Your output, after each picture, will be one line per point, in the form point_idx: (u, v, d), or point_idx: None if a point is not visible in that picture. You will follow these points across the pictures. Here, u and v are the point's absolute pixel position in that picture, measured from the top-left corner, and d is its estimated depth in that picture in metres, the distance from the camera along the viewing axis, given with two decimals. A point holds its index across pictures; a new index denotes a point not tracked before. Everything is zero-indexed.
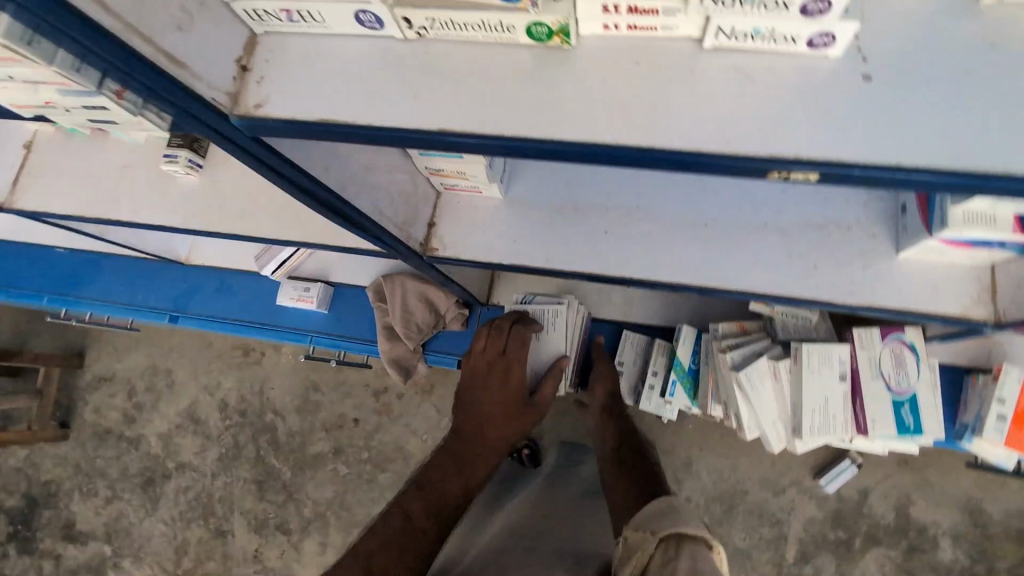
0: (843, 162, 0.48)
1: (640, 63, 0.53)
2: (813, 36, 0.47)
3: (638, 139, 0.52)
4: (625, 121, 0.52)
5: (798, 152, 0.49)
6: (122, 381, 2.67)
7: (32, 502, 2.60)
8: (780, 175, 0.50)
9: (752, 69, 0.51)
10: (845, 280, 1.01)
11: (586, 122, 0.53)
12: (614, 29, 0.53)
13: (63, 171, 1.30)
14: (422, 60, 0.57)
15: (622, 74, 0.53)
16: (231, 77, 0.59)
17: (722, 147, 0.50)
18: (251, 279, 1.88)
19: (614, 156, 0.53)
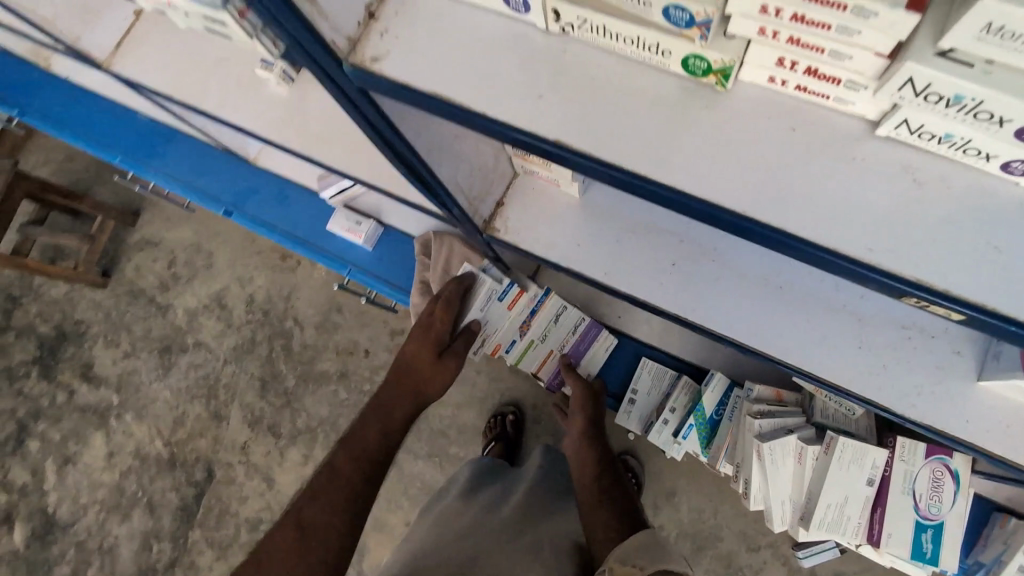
0: (994, 312, 0.43)
1: (796, 130, 0.47)
2: (1013, 161, 0.42)
3: (770, 216, 0.47)
4: (761, 192, 0.47)
5: (943, 285, 0.44)
6: (166, 250, 2.77)
7: (61, 335, 2.77)
8: (918, 303, 0.45)
9: (921, 174, 0.46)
10: (913, 390, 0.92)
11: (720, 180, 0.48)
12: (779, 83, 0.47)
13: (163, 46, 1.30)
14: (557, 59, 0.53)
15: (773, 137, 0.48)
16: (356, 22, 0.55)
17: (863, 254, 0.45)
18: (308, 197, 1.89)
19: (737, 226, 0.48)
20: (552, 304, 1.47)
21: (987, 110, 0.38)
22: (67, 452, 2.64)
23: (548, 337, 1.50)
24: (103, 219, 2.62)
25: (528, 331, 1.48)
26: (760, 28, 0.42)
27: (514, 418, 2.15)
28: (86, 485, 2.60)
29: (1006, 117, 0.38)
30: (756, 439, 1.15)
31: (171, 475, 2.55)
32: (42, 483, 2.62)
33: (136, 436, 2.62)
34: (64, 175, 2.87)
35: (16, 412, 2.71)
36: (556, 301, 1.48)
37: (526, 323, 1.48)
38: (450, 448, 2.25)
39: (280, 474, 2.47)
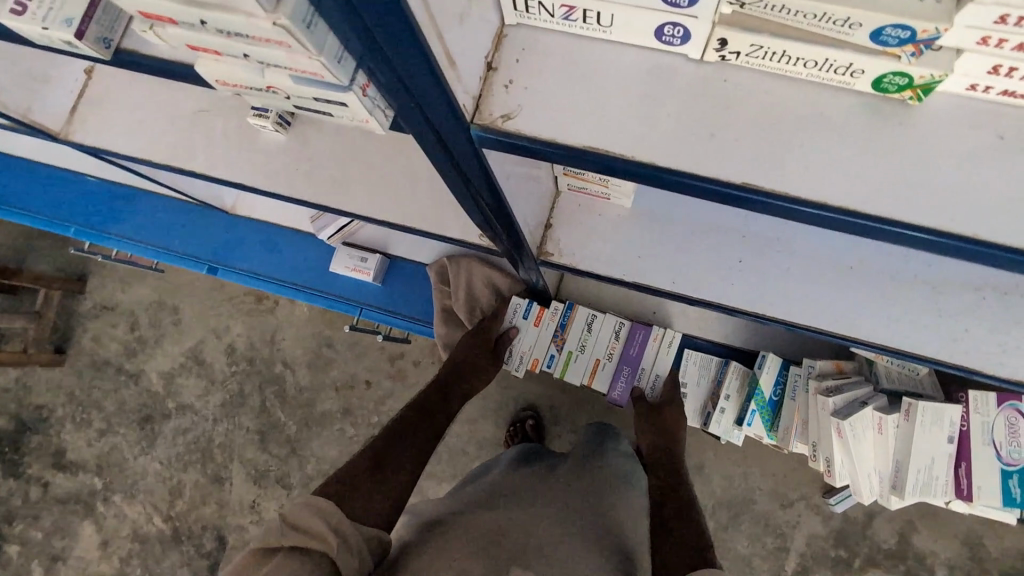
0: None
1: (1005, 137, 0.44)
2: None
3: (1002, 232, 0.43)
4: (987, 208, 0.43)
5: None
6: (125, 313, 2.54)
7: (22, 425, 2.50)
8: None
9: None
10: (999, 348, 0.92)
11: (938, 204, 0.44)
12: (981, 90, 0.43)
13: (128, 102, 1.16)
14: (718, 91, 0.46)
15: (982, 150, 0.44)
16: (477, 77, 0.47)
17: None
18: (296, 239, 1.75)
19: (957, 247, 0.44)
20: (580, 315, 1.50)
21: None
22: (54, 551, 2.40)
23: (587, 347, 1.50)
24: (48, 291, 2.37)
25: (564, 343, 1.50)
26: (983, 37, 0.38)
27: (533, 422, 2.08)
28: None
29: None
30: (833, 417, 1.15)
31: (179, 551, 2.35)
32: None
33: (130, 517, 2.40)
34: None
35: None
36: (583, 312, 1.50)
37: (559, 336, 1.51)
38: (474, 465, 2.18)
39: None
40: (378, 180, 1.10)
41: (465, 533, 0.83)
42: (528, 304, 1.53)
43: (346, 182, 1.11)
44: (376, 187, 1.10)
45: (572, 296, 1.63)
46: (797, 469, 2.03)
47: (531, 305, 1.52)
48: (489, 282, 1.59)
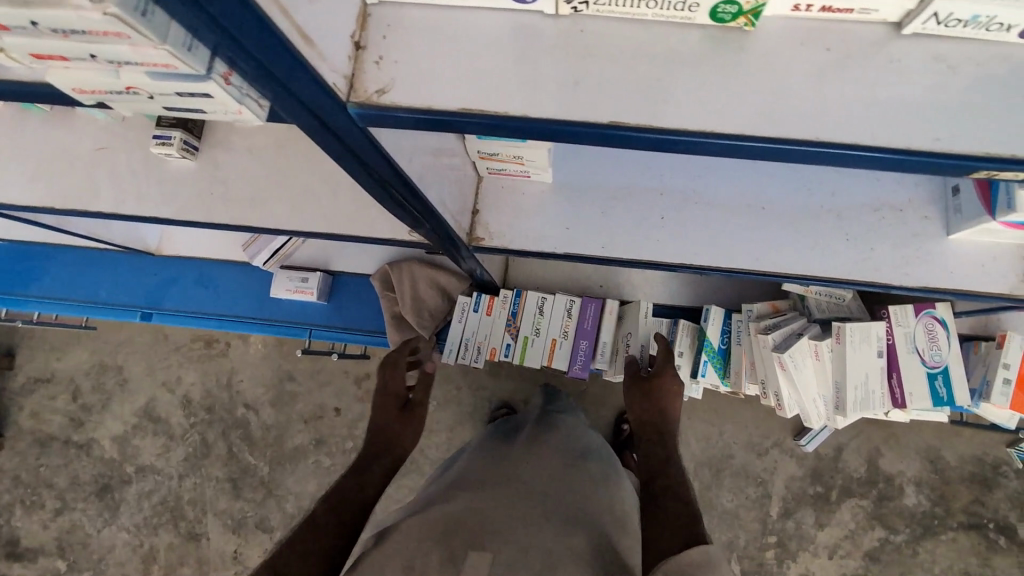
0: None
1: (832, 49, 0.47)
2: None
3: (853, 133, 0.46)
4: (836, 113, 0.46)
5: (1014, 151, 0.44)
6: (65, 382, 2.40)
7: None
8: (989, 174, 0.45)
9: (953, 59, 0.45)
10: (899, 260, 1.01)
11: (790, 117, 0.46)
12: (804, 10, 0.46)
13: (19, 151, 1.10)
14: (575, 41, 0.49)
15: (820, 62, 0.47)
16: (345, 57, 0.48)
17: (932, 144, 0.44)
18: (233, 272, 1.69)
19: (813, 154, 0.47)
20: (530, 299, 1.52)
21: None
22: None
23: (541, 330, 1.52)
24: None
25: (518, 330, 1.52)
26: None
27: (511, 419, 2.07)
28: None
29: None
30: (772, 352, 1.22)
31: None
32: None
33: None
34: None
35: None
36: (533, 296, 1.52)
37: (513, 324, 1.53)
38: None
39: None
40: (300, 193, 1.09)
41: (426, 527, 0.84)
42: (478, 297, 1.55)
43: (265, 200, 1.09)
44: (297, 200, 1.09)
45: (521, 283, 1.65)
46: (765, 418, 2.13)
47: (479, 298, 1.54)
48: (435, 284, 1.60)
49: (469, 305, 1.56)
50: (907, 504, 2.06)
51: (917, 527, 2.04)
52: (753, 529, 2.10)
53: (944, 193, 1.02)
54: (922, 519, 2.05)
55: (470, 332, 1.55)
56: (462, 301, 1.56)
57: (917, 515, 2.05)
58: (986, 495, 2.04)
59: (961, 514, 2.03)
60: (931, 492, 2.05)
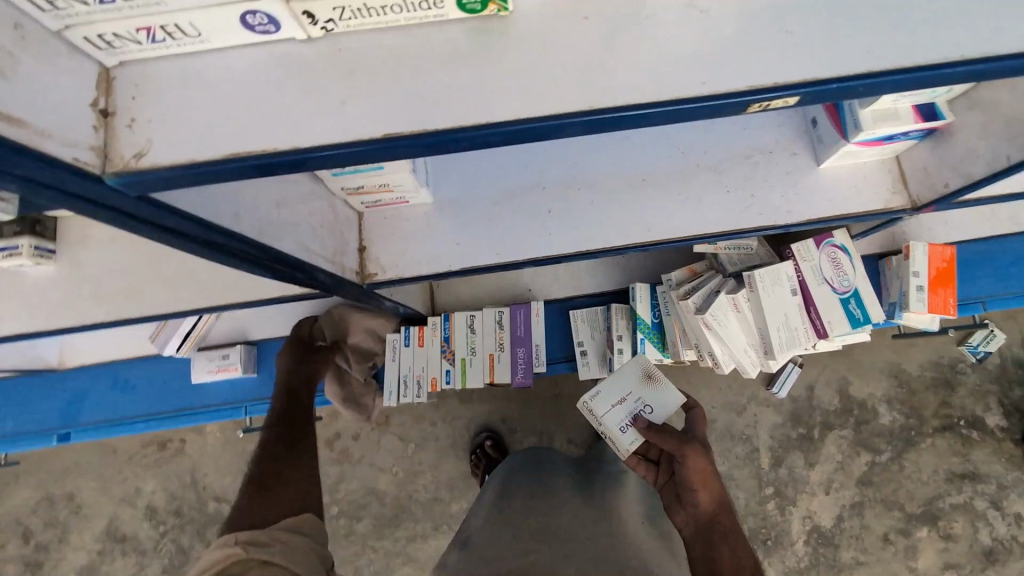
0: (821, 79, 0.46)
1: (589, 17, 0.49)
2: None
3: (610, 95, 0.48)
4: (593, 85, 0.48)
5: (776, 78, 0.47)
6: (11, 528, 2.20)
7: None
8: (761, 106, 0.48)
9: (705, 3, 0.49)
10: (780, 200, 1.04)
11: (552, 92, 0.48)
12: None
13: None
14: (335, 61, 0.49)
15: (570, 30, 0.49)
16: (91, 128, 0.45)
17: (697, 87, 0.47)
18: (148, 366, 1.59)
19: (592, 124, 0.49)
20: (460, 319, 1.48)
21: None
22: None
23: (478, 347, 1.48)
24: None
25: (454, 353, 1.47)
26: None
27: (492, 442, 2.01)
28: None
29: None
30: (697, 316, 1.22)
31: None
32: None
33: None
34: None
35: None
36: (461, 316, 1.49)
37: (448, 349, 1.49)
38: (452, 509, 2.08)
39: None
40: (178, 271, 1.02)
41: None
42: (407, 330, 1.50)
43: (144, 287, 1.02)
44: (178, 279, 1.03)
45: (451, 306, 1.60)
46: (736, 376, 2.14)
47: (408, 330, 1.50)
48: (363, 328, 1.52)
49: (399, 340, 1.51)
50: (884, 424, 2.11)
51: (898, 442, 2.09)
52: (751, 487, 2.10)
53: (804, 127, 1.05)
54: (901, 434, 2.10)
55: (406, 368, 1.49)
56: (390, 341, 1.50)
57: (895, 431, 2.10)
58: (951, 396, 2.11)
59: (933, 420, 2.09)
60: (902, 406, 2.11)
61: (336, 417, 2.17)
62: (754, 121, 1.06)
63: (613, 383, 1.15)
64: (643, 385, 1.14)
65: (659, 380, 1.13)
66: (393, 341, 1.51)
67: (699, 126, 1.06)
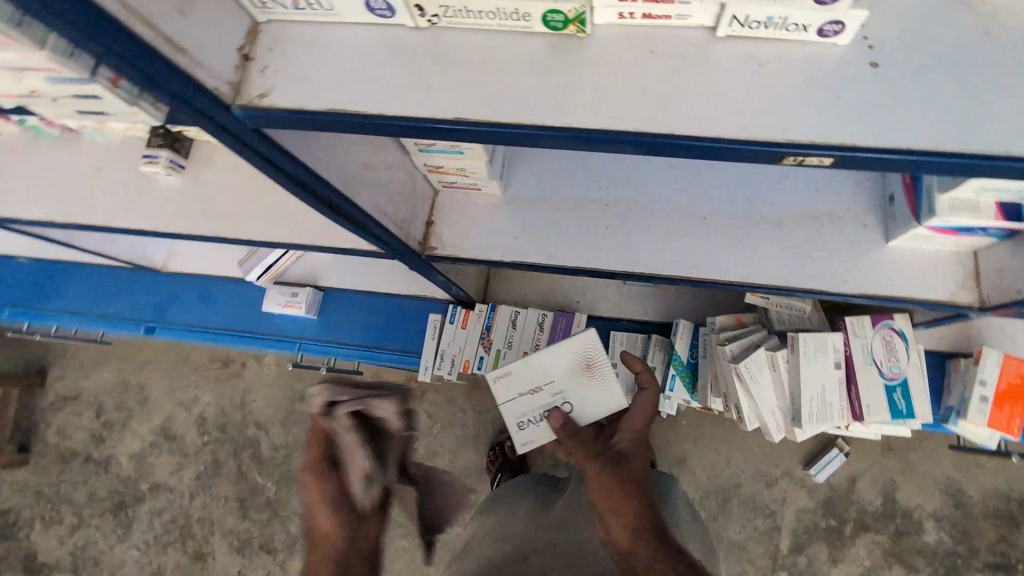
0: (855, 147, 0.50)
1: (655, 51, 0.54)
2: (824, 25, 0.49)
3: (657, 123, 0.53)
4: (647, 110, 0.53)
5: (812, 137, 0.51)
6: (89, 401, 2.38)
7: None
8: (796, 160, 0.52)
9: (764, 57, 0.53)
10: (840, 268, 1.01)
11: (608, 109, 0.54)
12: (628, 17, 0.54)
13: (30, 172, 1.22)
14: (432, 49, 0.57)
15: (636, 60, 0.54)
16: (232, 67, 0.57)
17: (737, 132, 0.51)
18: (233, 287, 1.80)
19: (635, 144, 0.54)
20: (503, 314, 1.51)
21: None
22: None
23: (514, 343, 1.51)
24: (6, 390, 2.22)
25: (490, 343, 1.52)
26: None
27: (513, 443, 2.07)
28: None
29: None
30: (730, 364, 1.21)
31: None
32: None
33: None
34: None
35: None
36: (505, 311, 1.52)
37: (486, 338, 1.53)
38: None
39: None
40: (273, 206, 1.17)
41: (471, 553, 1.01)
42: (452, 311, 1.56)
43: (244, 215, 1.17)
44: (272, 214, 1.17)
45: (501, 298, 1.64)
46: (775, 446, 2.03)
47: (455, 310, 1.55)
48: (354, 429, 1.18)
49: (446, 319, 1.58)
50: (927, 541, 1.93)
51: (937, 565, 1.91)
52: (762, 565, 1.98)
53: (882, 202, 1.03)
54: (943, 557, 1.92)
55: (445, 345, 1.56)
56: (434, 319, 1.59)
57: (939, 553, 1.92)
58: (1011, 533, 1.91)
59: (984, 553, 1.90)
60: (952, 528, 1.93)
61: (378, 380, 2.30)
62: (831, 184, 1.05)
63: (552, 360, 1.22)
64: (578, 375, 1.21)
65: (594, 376, 1.21)
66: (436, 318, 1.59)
67: (773, 180, 1.07)
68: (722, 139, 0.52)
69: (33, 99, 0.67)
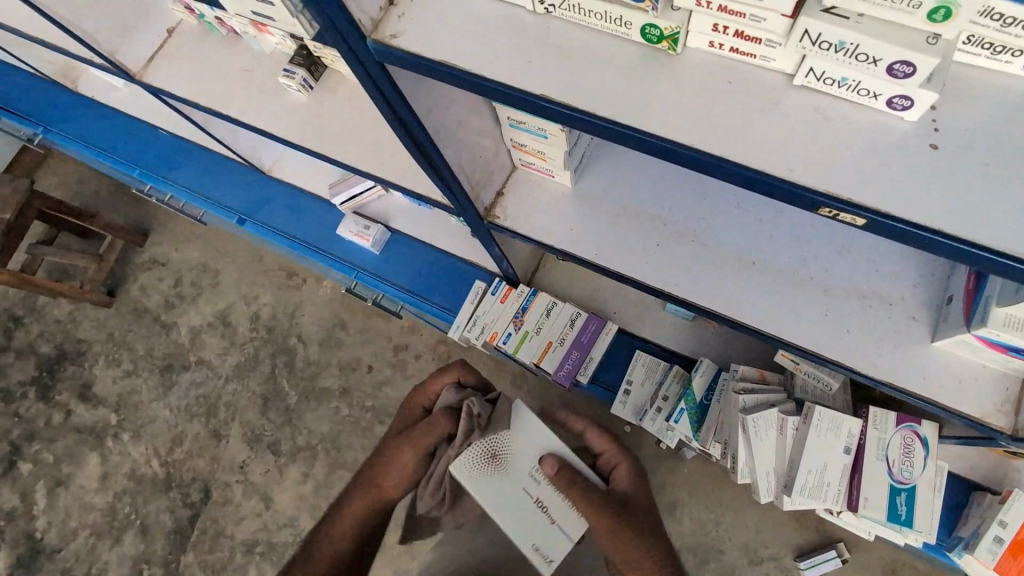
0: (887, 214, 0.54)
1: (732, 82, 0.60)
2: (893, 97, 0.53)
3: (715, 146, 0.58)
4: (710, 132, 0.59)
5: (849, 194, 0.54)
6: (173, 270, 2.67)
7: (62, 354, 2.62)
8: (829, 211, 0.56)
9: (830, 112, 0.57)
10: (877, 351, 1.00)
11: (674, 122, 0.60)
12: (718, 47, 0.60)
13: (191, 59, 1.42)
14: (542, 31, 0.66)
15: (713, 86, 0.60)
16: (378, 7, 0.68)
17: (784, 172, 0.56)
18: (319, 206, 1.98)
19: (689, 158, 0.59)
20: (541, 301, 1.57)
21: (864, 51, 0.51)
22: (59, 475, 2.48)
23: (543, 330, 1.56)
24: (112, 239, 2.50)
25: (522, 324, 1.57)
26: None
27: None
28: (78, 508, 2.44)
29: (878, 56, 0.51)
30: (740, 413, 1.22)
31: (166, 496, 2.41)
32: (32, 507, 2.46)
33: (132, 456, 2.47)
34: (76, 197, 2.78)
35: (8, 433, 2.54)
36: (544, 298, 1.57)
37: (519, 317, 1.58)
38: None
39: (278, 494, 2.36)
40: (372, 143, 1.31)
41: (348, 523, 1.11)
42: (496, 284, 1.62)
43: (348, 145, 1.32)
44: (370, 151, 1.31)
45: (543, 286, 1.70)
46: (770, 526, 1.97)
47: (499, 284, 1.62)
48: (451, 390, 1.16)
49: (488, 289, 1.65)
50: None
51: None
52: None
53: (940, 301, 1.00)
54: None
55: (480, 312, 1.64)
56: (478, 286, 1.65)
57: None
58: None
59: None
60: None
61: (414, 332, 2.43)
62: (891, 268, 1.04)
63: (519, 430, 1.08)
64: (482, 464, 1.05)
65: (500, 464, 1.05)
66: (478, 286, 1.65)
67: (832, 248, 1.08)
68: (769, 175, 0.57)
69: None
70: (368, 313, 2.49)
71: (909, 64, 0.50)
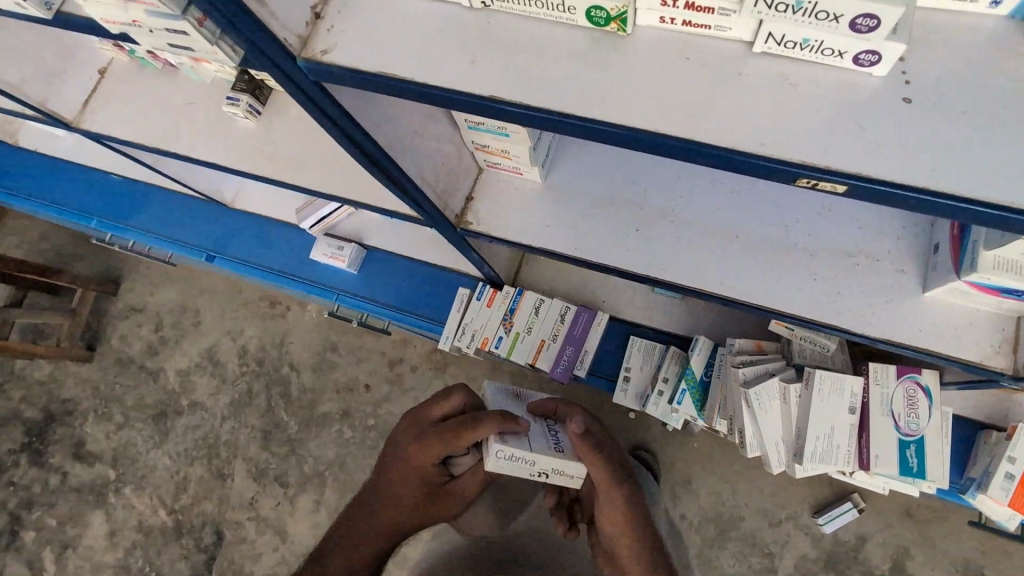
0: (870, 178, 0.51)
1: (690, 59, 0.56)
2: (860, 53, 0.50)
3: (681, 128, 0.55)
4: (674, 114, 0.55)
5: (828, 162, 0.51)
6: (151, 314, 2.59)
7: (49, 416, 2.54)
8: (809, 182, 0.53)
9: (796, 77, 0.54)
10: (870, 310, 0.98)
11: (634, 107, 0.56)
12: (670, 22, 0.56)
13: (130, 98, 1.36)
14: (483, 28, 0.62)
15: (670, 64, 0.57)
16: (304, 22, 0.63)
17: (757, 146, 0.52)
18: (290, 232, 1.92)
19: (656, 144, 0.56)
20: (527, 299, 1.53)
21: (824, 9, 0.48)
22: (66, 538, 2.41)
23: (534, 329, 1.53)
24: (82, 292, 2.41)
25: (512, 325, 1.54)
26: None
27: None
28: (90, 570, 2.37)
29: (839, 12, 0.47)
30: (741, 388, 1.20)
31: (178, 544, 2.36)
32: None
33: (137, 508, 2.41)
34: (40, 254, 2.68)
35: (7, 503, 2.47)
36: (531, 296, 1.54)
37: (508, 319, 1.55)
38: None
39: (292, 525, 2.31)
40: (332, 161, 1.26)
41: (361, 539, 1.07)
42: (481, 288, 1.59)
43: (307, 166, 1.26)
44: (332, 169, 1.25)
45: (529, 283, 1.67)
46: (785, 487, 1.97)
47: (483, 288, 1.58)
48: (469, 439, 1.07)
49: (473, 295, 1.61)
50: None
51: None
52: None
53: (926, 250, 0.99)
54: None
55: (468, 318, 1.60)
56: (462, 294, 1.61)
57: None
58: None
59: None
60: None
61: (407, 344, 2.39)
62: (874, 223, 1.02)
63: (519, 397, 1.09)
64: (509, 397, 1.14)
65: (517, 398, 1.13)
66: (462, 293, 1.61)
67: (813, 211, 1.06)
68: (741, 153, 0.53)
69: (134, 31, 0.80)
70: (357, 331, 2.43)
71: (871, 17, 0.47)
